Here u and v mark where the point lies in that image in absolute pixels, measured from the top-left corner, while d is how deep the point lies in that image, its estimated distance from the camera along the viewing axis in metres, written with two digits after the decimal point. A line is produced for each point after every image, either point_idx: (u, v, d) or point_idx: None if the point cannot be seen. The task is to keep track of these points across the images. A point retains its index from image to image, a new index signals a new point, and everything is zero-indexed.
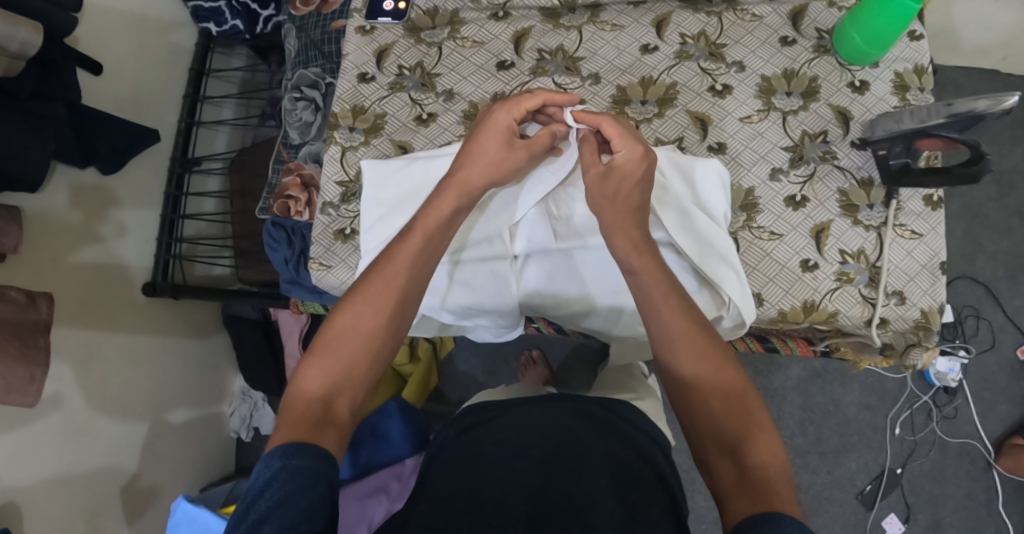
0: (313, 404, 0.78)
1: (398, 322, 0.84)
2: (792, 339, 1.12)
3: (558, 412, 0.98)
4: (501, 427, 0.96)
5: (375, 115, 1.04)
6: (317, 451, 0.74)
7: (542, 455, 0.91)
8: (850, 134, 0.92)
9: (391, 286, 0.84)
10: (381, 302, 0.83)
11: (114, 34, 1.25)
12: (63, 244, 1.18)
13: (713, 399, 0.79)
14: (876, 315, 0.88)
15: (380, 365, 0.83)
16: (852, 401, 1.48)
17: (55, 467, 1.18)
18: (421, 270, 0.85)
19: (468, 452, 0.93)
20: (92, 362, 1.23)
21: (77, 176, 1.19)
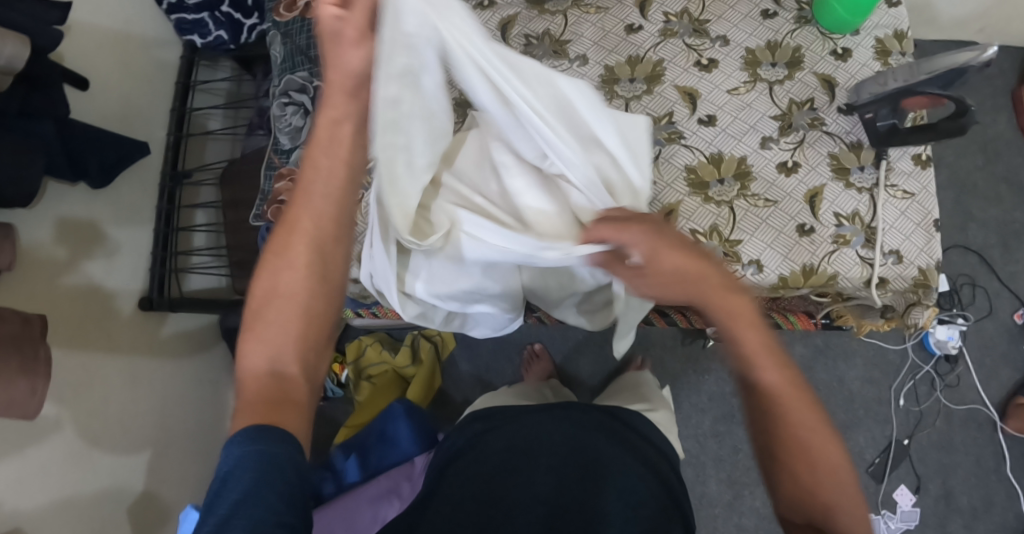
0: (258, 380, 0.78)
1: (322, 268, 0.80)
2: (791, 315, 1.15)
3: (563, 423, 1.02)
4: (511, 439, 1.01)
5: None
6: (277, 433, 0.74)
7: (554, 463, 0.97)
8: (837, 100, 0.94)
9: (298, 241, 0.78)
10: (295, 256, 0.79)
11: (98, 52, 1.25)
12: (57, 264, 1.17)
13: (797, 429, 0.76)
14: (876, 275, 0.88)
15: (319, 320, 0.81)
16: (856, 375, 1.47)
17: (59, 490, 1.16)
18: (323, 212, 0.78)
19: (483, 463, 0.98)
20: (90, 383, 1.22)
21: (67, 194, 1.20)
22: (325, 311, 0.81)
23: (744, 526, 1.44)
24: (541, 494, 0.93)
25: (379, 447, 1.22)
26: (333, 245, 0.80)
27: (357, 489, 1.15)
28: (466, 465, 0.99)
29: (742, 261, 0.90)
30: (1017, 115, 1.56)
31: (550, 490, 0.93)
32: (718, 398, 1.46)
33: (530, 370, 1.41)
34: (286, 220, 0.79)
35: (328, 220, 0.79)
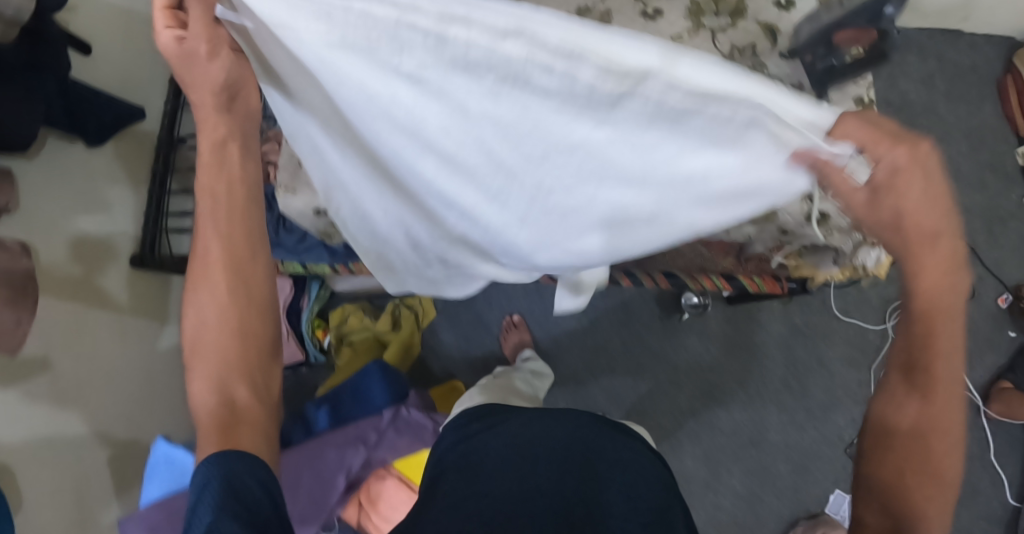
0: (212, 414, 0.74)
1: (244, 292, 0.76)
2: (758, 277, 1.18)
3: (572, 425, 1.01)
4: (525, 431, 1.00)
5: None
6: (241, 456, 0.70)
7: (554, 458, 0.98)
8: (778, 46, 0.98)
9: (214, 268, 0.74)
10: (216, 288, 0.75)
11: (103, 22, 1.32)
12: (54, 212, 1.24)
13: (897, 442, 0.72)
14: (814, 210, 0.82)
15: (255, 344, 0.76)
16: (837, 355, 1.46)
17: (43, 429, 1.21)
18: (232, 235, 0.74)
19: (496, 458, 0.98)
20: (77, 331, 1.28)
21: (67, 149, 1.27)
22: (264, 322, 0.77)
23: (720, 504, 1.43)
24: (544, 489, 0.94)
25: (350, 400, 1.24)
26: (251, 263, 0.76)
27: (323, 435, 1.17)
28: (479, 457, 0.99)
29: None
30: (1004, 104, 1.57)
31: (554, 485, 0.95)
32: (696, 374, 1.46)
33: (508, 339, 1.46)
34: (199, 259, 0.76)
35: (237, 233, 0.74)
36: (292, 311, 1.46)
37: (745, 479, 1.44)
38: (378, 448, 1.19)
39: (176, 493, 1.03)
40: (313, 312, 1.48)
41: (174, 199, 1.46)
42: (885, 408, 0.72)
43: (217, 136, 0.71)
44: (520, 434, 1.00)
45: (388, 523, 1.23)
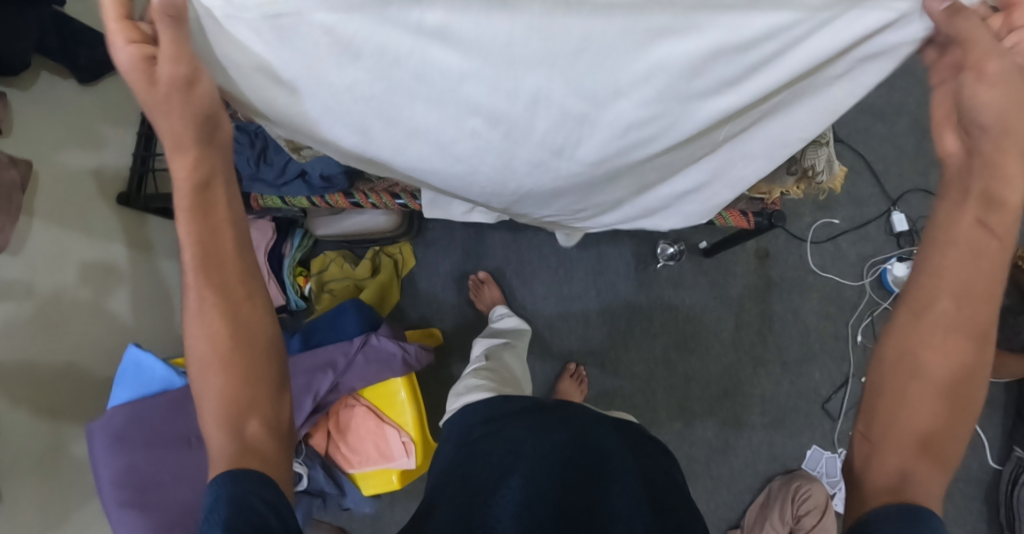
0: (226, 456, 0.71)
1: (243, 325, 0.74)
2: (725, 212, 1.18)
3: (568, 420, 0.97)
4: (518, 426, 0.96)
5: None
6: (250, 475, 0.69)
7: (562, 453, 0.91)
8: None
9: (211, 300, 0.73)
10: (212, 328, 0.73)
11: None
12: (45, 142, 1.29)
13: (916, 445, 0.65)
14: None
15: (260, 375, 0.74)
16: (812, 309, 1.48)
17: (21, 351, 1.23)
18: (221, 275, 0.73)
19: (485, 449, 0.94)
20: (62, 261, 1.31)
21: (60, 84, 1.33)
22: (265, 349, 0.75)
23: (694, 456, 1.44)
24: (548, 484, 0.86)
25: (324, 329, 1.27)
26: (246, 302, 0.75)
27: (295, 357, 1.19)
28: (468, 453, 0.96)
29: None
30: None
31: (558, 481, 0.86)
32: (670, 324, 1.48)
33: (481, 297, 1.48)
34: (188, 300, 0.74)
35: (228, 261, 0.73)
36: (275, 256, 1.49)
37: (720, 431, 1.45)
38: (347, 374, 1.20)
39: (141, 398, 1.09)
40: (295, 259, 1.50)
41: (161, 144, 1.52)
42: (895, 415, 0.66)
43: (199, 174, 0.70)
44: (523, 433, 0.94)
45: (358, 456, 1.24)
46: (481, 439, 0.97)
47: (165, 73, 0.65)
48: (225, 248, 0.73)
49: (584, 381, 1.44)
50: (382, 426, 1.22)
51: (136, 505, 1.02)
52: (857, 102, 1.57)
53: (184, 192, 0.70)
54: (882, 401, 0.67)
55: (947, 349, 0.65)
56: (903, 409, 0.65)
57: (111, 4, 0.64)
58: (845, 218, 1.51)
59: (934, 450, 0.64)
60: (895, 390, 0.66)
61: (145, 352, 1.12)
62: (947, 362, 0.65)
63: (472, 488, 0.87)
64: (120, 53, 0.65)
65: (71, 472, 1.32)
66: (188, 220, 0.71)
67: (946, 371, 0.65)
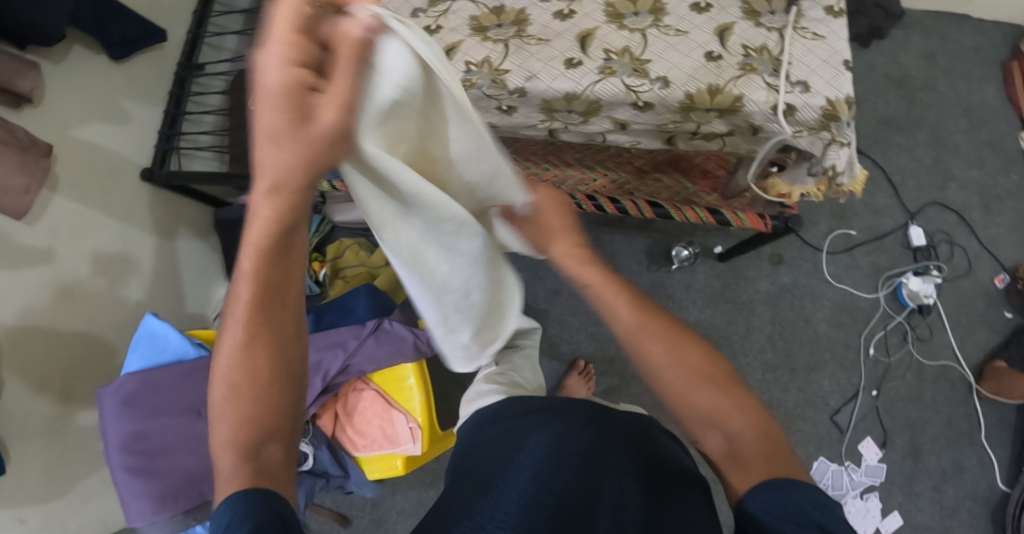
0: (237, 474, 0.72)
1: (283, 357, 0.75)
2: (741, 213, 1.18)
3: (579, 419, 0.93)
4: (520, 426, 0.96)
5: None
6: (258, 494, 0.70)
7: (571, 460, 0.89)
8: None
9: (258, 330, 0.73)
10: (252, 357, 0.73)
11: None
12: (71, 113, 1.32)
13: (748, 443, 0.75)
14: (780, 101, 0.89)
15: (285, 407, 0.76)
16: (824, 317, 1.48)
17: (36, 316, 1.25)
18: (271, 311, 0.73)
19: (491, 450, 0.95)
20: (81, 232, 1.33)
21: (91, 59, 1.35)
22: (296, 382, 0.77)
23: (698, 460, 1.43)
24: (555, 490, 0.84)
25: (337, 311, 1.28)
26: (287, 337, 0.75)
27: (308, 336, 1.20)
28: (475, 456, 0.97)
29: (650, 78, 0.92)
30: (1007, 87, 1.59)
31: (565, 488, 0.85)
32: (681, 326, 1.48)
33: None
34: (236, 328, 0.73)
35: (283, 294, 0.73)
36: None
37: None
38: (357, 357, 1.20)
39: (156, 367, 1.11)
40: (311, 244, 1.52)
41: (186, 123, 1.54)
42: (715, 429, 0.77)
43: (286, 220, 0.66)
44: (536, 436, 0.92)
45: (363, 440, 1.24)
46: (496, 440, 0.97)
47: (325, 117, 0.60)
48: (285, 285, 0.73)
49: (592, 378, 1.42)
50: (389, 411, 1.23)
51: (142, 472, 1.04)
52: (876, 115, 1.58)
53: (263, 233, 0.67)
54: (709, 438, 0.77)
55: (669, 350, 0.78)
56: (697, 421, 0.77)
57: (295, 14, 0.57)
58: (861, 229, 1.51)
59: (747, 420, 0.76)
60: (691, 410, 0.77)
61: (161, 323, 1.13)
62: (679, 366, 0.78)
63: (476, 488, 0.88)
64: (276, 71, 0.58)
65: (80, 441, 1.34)
66: (257, 257, 0.69)
67: (693, 362, 0.78)
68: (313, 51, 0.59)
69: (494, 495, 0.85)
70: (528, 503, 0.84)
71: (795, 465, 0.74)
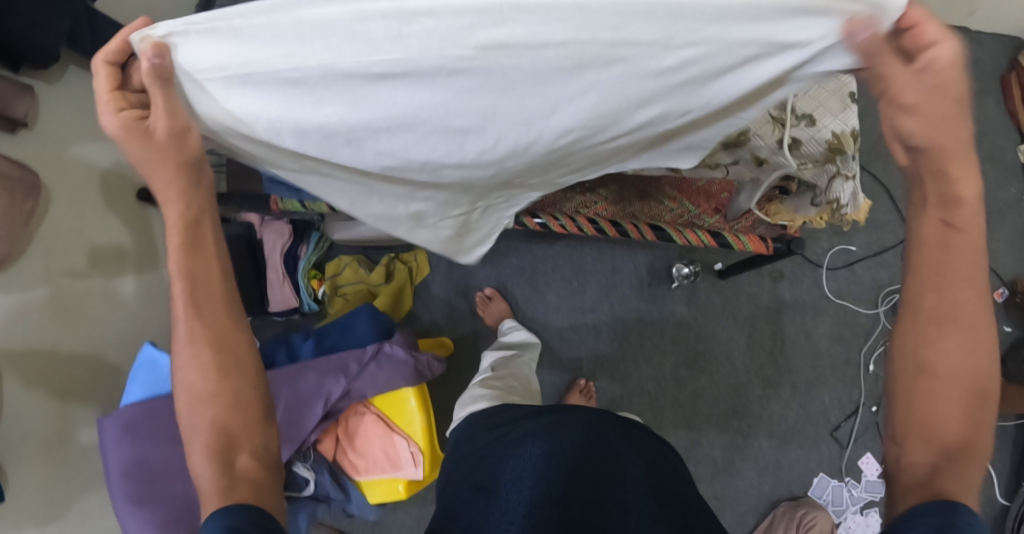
0: (214, 484, 0.75)
1: (235, 355, 0.79)
2: (743, 236, 1.18)
3: (572, 423, 0.93)
4: (514, 433, 0.95)
5: None
6: (241, 507, 0.72)
7: (565, 463, 0.87)
8: None
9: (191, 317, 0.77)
10: (203, 358, 0.78)
11: None
12: (67, 134, 1.30)
13: (945, 440, 0.68)
14: (787, 135, 0.85)
15: (249, 403, 0.79)
16: (825, 333, 1.47)
17: (35, 341, 1.24)
18: (208, 306, 0.78)
19: (487, 457, 0.94)
20: (80, 254, 1.33)
21: (84, 79, 1.34)
22: (253, 378, 0.80)
23: (700, 477, 1.43)
24: (552, 497, 0.83)
25: (336, 333, 1.27)
26: (234, 334, 0.79)
27: (309, 360, 1.18)
28: (472, 465, 0.96)
29: None
30: (1006, 99, 1.58)
31: (562, 494, 0.83)
32: (681, 342, 1.46)
33: (487, 312, 1.48)
34: (178, 328, 0.77)
35: (213, 288, 0.78)
36: (290, 257, 1.49)
37: (726, 451, 1.44)
38: (359, 380, 1.19)
39: (156, 396, 1.10)
40: (310, 261, 1.52)
41: None
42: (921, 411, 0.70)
43: (190, 217, 0.75)
44: (529, 442, 0.91)
45: (364, 462, 1.24)
46: (491, 448, 0.95)
47: (158, 128, 0.66)
48: (213, 279, 0.78)
49: (593, 396, 1.43)
50: (391, 434, 1.22)
51: (142, 501, 1.04)
52: (878, 128, 1.57)
53: (174, 233, 0.75)
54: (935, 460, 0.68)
55: (946, 351, 0.69)
56: (936, 404, 0.69)
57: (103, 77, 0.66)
58: (862, 244, 1.50)
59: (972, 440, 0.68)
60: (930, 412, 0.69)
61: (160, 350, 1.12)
62: (958, 365, 0.68)
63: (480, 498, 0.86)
64: (109, 121, 0.67)
65: (79, 462, 1.33)
66: (179, 256, 0.75)
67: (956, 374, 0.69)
68: (132, 98, 0.69)
69: (499, 505, 0.84)
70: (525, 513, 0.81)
71: (964, 480, 0.67)
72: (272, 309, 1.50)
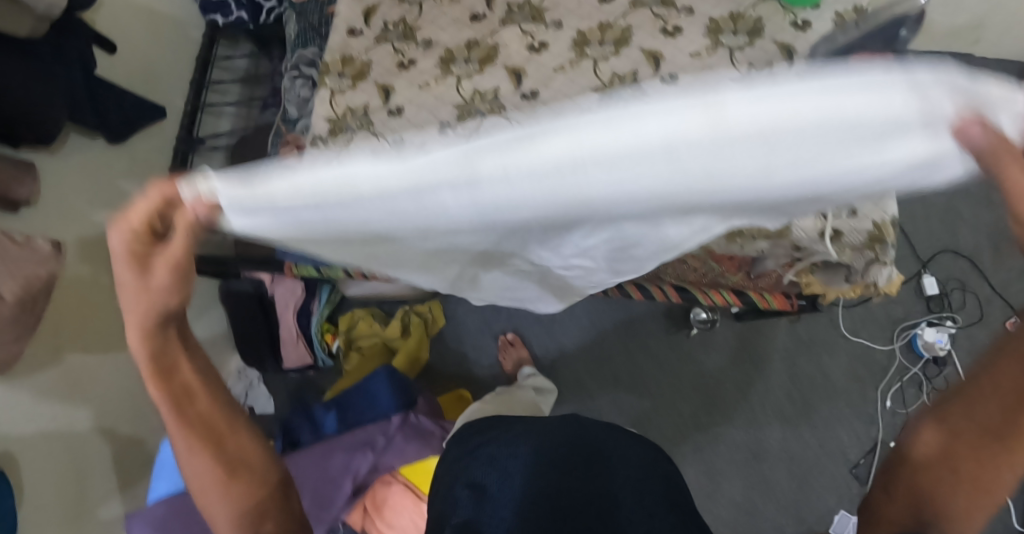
0: None
1: (224, 430, 0.79)
2: (768, 294, 1.17)
3: (562, 425, 0.96)
4: (504, 433, 0.96)
5: (361, 63, 0.99)
6: None
7: (555, 459, 0.90)
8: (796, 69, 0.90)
9: (169, 399, 0.75)
10: (189, 448, 0.77)
11: (131, 20, 1.33)
12: (76, 205, 1.26)
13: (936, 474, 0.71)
14: (829, 227, 0.87)
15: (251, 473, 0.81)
16: (841, 370, 1.48)
17: (47, 423, 1.21)
18: (197, 396, 0.77)
19: (477, 457, 0.94)
20: (88, 326, 1.29)
21: (88, 148, 1.28)
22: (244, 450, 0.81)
23: (721, 519, 1.42)
24: (543, 496, 0.85)
25: (359, 402, 1.26)
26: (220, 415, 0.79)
27: (334, 439, 1.20)
28: (462, 462, 0.96)
29: None
30: None
31: (552, 494, 0.85)
32: (694, 383, 1.48)
33: (506, 359, 1.48)
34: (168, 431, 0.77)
35: (187, 380, 0.76)
36: (303, 314, 1.47)
37: (746, 493, 1.43)
38: (387, 454, 1.20)
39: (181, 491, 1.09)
40: (323, 316, 1.48)
41: None
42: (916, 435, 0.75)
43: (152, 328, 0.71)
44: (519, 442, 0.92)
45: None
46: (478, 446, 0.96)
47: (170, 259, 0.65)
48: (185, 373, 0.76)
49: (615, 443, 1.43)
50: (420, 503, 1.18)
51: None
52: None
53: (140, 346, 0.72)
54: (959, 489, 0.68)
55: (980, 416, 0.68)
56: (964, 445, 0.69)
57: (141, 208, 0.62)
58: None
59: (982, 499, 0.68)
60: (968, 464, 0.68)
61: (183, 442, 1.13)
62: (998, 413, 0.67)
63: (469, 501, 0.87)
64: (116, 243, 0.64)
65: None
66: (145, 357, 0.72)
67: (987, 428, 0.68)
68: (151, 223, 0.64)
69: (488, 507, 0.85)
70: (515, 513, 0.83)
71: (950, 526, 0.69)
72: (287, 367, 1.49)
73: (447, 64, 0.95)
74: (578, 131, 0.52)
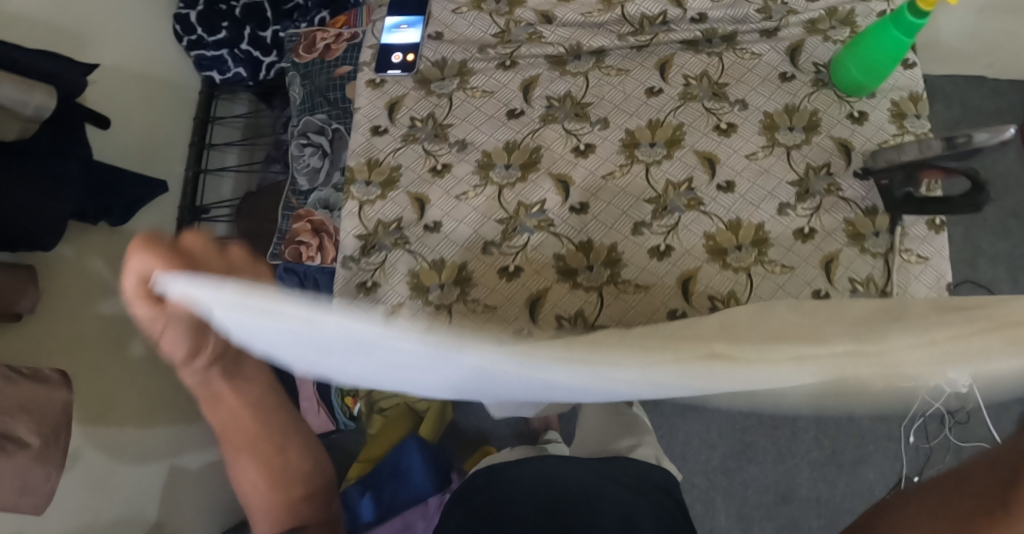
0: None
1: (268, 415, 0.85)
2: None
3: (565, 475, 1.09)
4: (521, 472, 1.11)
5: (391, 167, 1.06)
6: None
7: (555, 491, 1.05)
8: (853, 164, 0.98)
9: (225, 408, 0.82)
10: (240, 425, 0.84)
11: (123, 91, 1.26)
12: (84, 294, 1.18)
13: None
14: None
15: (289, 451, 0.88)
16: (866, 409, 1.49)
17: (76, 520, 1.13)
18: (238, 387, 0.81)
19: (495, 495, 1.07)
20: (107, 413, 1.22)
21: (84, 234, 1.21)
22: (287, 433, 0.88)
23: None
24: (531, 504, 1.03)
25: (393, 480, 1.26)
26: (266, 401, 0.85)
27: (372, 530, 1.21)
28: (484, 491, 1.09)
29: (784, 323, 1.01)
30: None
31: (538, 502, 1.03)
32: (725, 430, 1.49)
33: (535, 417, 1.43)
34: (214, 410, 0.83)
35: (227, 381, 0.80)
36: (324, 381, 1.44)
37: None
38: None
39: None
40: (343, 380, 1.42)
41: None
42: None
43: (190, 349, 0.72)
44: (528, 477, 1.09)
45: None
46: (494, 477, 1.12)
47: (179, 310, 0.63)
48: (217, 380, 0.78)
49: None
50: None
51: None
52: None
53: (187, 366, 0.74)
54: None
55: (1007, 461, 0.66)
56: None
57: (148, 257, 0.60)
58: None
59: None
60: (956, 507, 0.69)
61: None
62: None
63: (477, 511, 1.04)
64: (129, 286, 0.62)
65: None
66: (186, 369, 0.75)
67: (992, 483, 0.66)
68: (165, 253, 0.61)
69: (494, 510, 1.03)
70: (509, 505, 1.03)
71: None
72: None
73: (484, 171, 1.05)
74: (528, 356, 0.57)
